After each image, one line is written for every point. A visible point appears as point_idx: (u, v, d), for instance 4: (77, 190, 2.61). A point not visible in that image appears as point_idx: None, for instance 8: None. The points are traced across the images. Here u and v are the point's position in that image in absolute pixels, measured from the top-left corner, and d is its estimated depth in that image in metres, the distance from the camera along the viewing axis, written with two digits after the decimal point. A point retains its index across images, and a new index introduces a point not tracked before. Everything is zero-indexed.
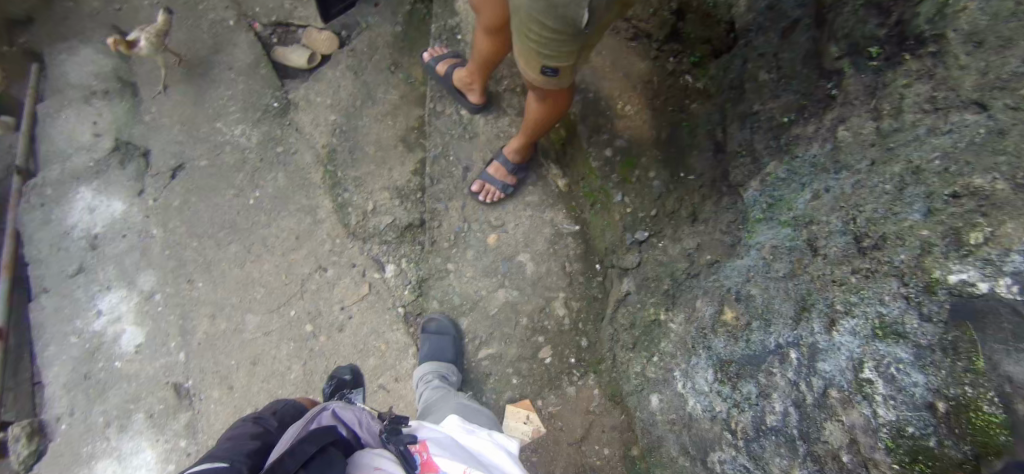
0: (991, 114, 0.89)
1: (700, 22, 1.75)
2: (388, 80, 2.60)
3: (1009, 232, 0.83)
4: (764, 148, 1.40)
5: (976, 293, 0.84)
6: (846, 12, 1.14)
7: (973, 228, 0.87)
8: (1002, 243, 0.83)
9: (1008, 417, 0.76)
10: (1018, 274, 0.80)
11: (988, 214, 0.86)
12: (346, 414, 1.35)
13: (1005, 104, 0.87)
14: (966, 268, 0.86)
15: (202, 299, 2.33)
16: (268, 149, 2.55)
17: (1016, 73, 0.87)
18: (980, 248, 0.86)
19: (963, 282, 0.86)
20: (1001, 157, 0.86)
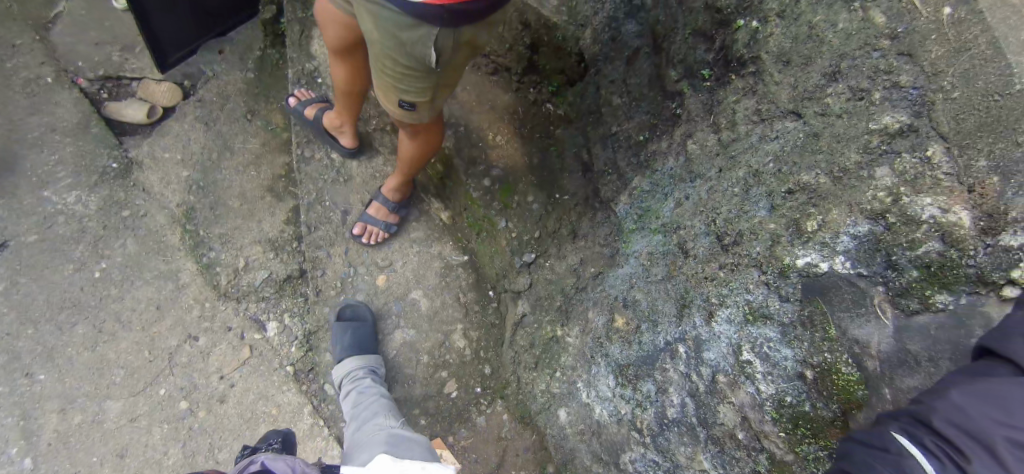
0: (805, 121, 1.07)
1: (553, 54, 1.83)
2: (246, 131, 2.44)
3: (836, 217, 1.02)
4: (627, 165, 1.53)
5: (819, 272, 1.04)
6: (679, 40, 1.29)
7: (808, 218, 1.05)
8: (832, 228, 1.02)
9: (860, 374, 0.99)
10: (849, 252, 1.01)
11: (817, 205, 1.04)
12: (279, 464, 1.24)
13: (816, 111, 1.05)
14: (809, 252, 1.05)
15: (47, 393, 2.02)
16: (111, 213, 2.29)
17: (818, 85, 1.04)
18: (816, 233, 1.04)
19: (808, 264, 1.05)
20: (819, 155, 1.04)
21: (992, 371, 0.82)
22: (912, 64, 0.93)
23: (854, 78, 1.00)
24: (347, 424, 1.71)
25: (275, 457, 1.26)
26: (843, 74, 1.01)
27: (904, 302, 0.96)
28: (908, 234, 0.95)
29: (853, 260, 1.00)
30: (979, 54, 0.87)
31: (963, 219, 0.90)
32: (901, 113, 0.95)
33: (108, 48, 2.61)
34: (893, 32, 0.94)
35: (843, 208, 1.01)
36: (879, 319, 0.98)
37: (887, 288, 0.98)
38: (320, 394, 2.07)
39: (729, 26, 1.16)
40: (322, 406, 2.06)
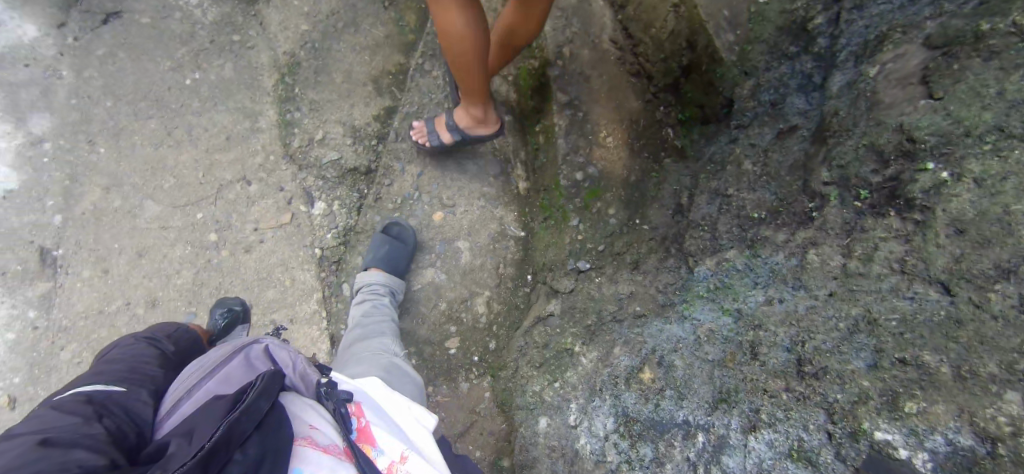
0: (953, 300, 0.99)
1: (700, 86, 1.72)
2: (377, 17, 2.34)
3: (938, 412, 0.94)
4: (726, 231, 1.48)
5: (895, 457, 0.95)
6: (848, 146, 1.21)
7: (910, 398, 0.97)
8: (929, 420, 0.94)
9: None
10: (936, 453, 0.92)
11: (924, 389, 0.97)
12: (279, 352, 1.22)
13: (970, 298, 0.97)
14: (893, 431, 0.97)
15: (101, 168, 2.08)
16: (221, 32, 2.29)
17: (983, 273, 0.97)
18: (910, 417, 0.96)
19: (888, 442, 0.96)
20: (954, 343, 0.96)
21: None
22: None
23: None
24: (351, 329, 1.74)
25: (280, 347, 1.22)
26: (1019, 276, 0.93)
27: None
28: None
29: (937, 464, 0.92)
30: None
31: None
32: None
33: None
34: None
35: (952, 407, 0.93)
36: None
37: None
38: (333, 287, 2.07)
39: (915, 161, 1.10)
40: (330, 300, 2.05)
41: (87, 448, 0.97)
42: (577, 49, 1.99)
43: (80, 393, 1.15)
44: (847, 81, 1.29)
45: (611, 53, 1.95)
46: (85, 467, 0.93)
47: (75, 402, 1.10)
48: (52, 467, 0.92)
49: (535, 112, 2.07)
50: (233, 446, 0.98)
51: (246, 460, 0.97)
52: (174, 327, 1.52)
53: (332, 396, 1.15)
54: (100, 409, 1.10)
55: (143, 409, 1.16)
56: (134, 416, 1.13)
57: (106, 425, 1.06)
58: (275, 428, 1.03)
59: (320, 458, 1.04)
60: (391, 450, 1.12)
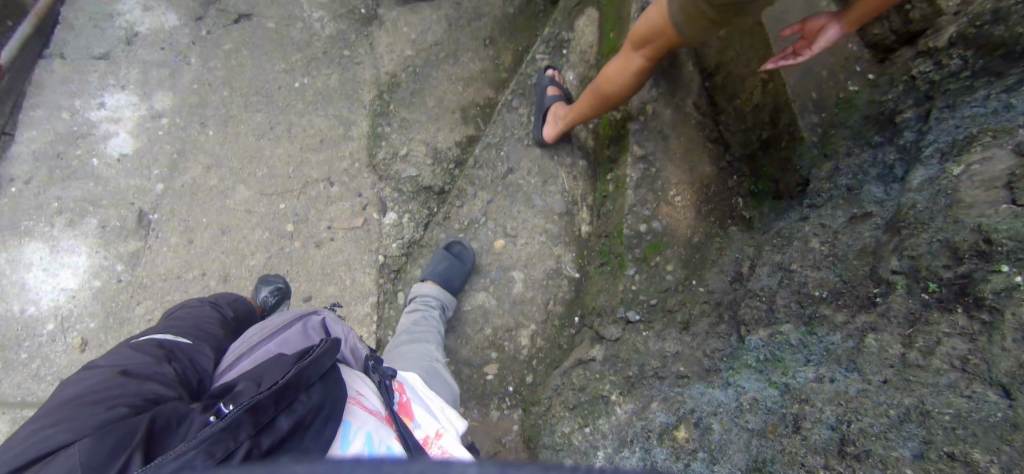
0: (1012, 403, 0.97)
1: (778, 163, 1.76)
2: (477, 52, 2.52)
3: None
4: (783, 305, 1.48)
5: None
6: (921, 239, 1.21)
7: None
8: None
9: None
10: None
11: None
12: (335, 327, 1.33)
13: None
14: None
15: (206, 147, 2.28)
16: (335, 45, 2.50)
17: None
18: None
19: None
20: (1006, 447, 0.94)
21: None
22: None
23: None
24: (399, 335, 1.82)
25: (337, 322, 1.35)
26: None
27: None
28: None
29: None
30: None
31: None
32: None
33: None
34: None
35: None
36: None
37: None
38: (388, 294, 2.15)
39: (988, 261, 1.09)
40: (383, 305, 2.14)
41: (161, 383, 1.12)
42: (660, 108, 2.01)
43: (153, 338, 1.27)
44: (928, 177, 1.29)
45: (693, 117, 1.98)
46: (160, 397, 1.08)
47: (150, 345, 1.23)
48: (129, 392, 1.07)
49: (608, 162, 2.10)
50: (300, 388, 1.06)
51: (310, 402, 1.05)
52: (235, 297, 1.63)
53: (378, 369, 1.25)
54: (169, 353, 1.23)
55: (205, 359, 1.28)
56: (197, 366, 1.25)
57: (175, 367, 1.19)
58: (334, 383, 1.12)
59: (367, 421, 1.12)
60: (427, 427, 1.20)
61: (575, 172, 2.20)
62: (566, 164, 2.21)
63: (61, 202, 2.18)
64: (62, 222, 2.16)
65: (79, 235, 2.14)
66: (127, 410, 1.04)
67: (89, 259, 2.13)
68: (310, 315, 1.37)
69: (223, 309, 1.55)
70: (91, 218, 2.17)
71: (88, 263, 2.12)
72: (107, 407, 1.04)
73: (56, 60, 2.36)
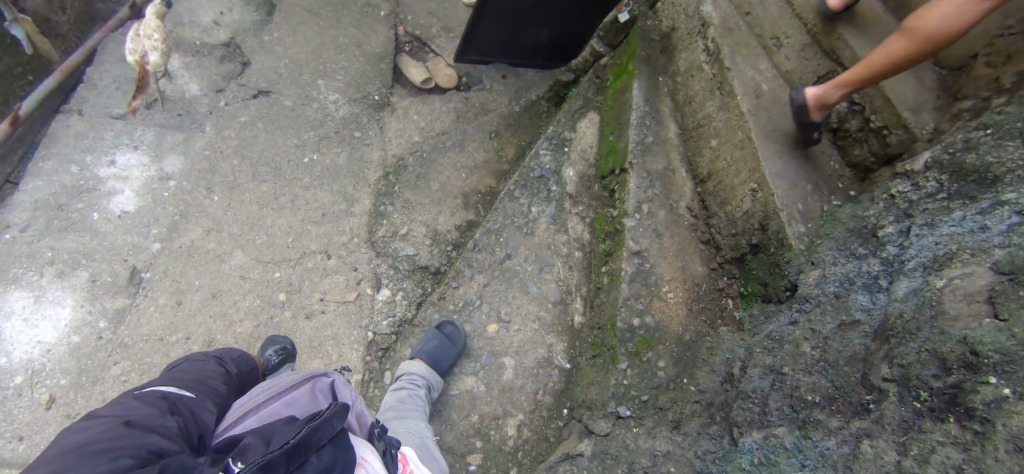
0: None
1: (767, 266, 1.85)
2: (482, 143, 2.65)
3: None
4: (775, 408, 1.48)
5: None
6: (910, 346, 1.27)
7: None
8: None
9: None
10: None
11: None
12: (342, 391, 1.33)
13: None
14: None
15: (209, 211, 2.31)
16: (347, 127, 2.62)
17: None
18: None
19: None
20: None
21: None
22: None
23: None
24: (384, 411, 1.81)
25: (346, 384, 1.33)
26: None
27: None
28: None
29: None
30: None
31: None
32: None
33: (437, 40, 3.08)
34: None
35: None
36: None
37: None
38: (375, 373, 2.09)
39: (977, 373, 1.15)
40: (367, 384, 2.07)
41: (165, 437, 1.11)
42: (655, 208, 2.08)
43: (156, 388, 1.24)
44: (914, 288, 1.39)
45: (687, 218, 2.06)
46: (164, 451, 1.09)
47: (153, 396, 1.20)
48: (132, 446, 1.07)
49: (604, 255, 2.14)
50: (311, 449, 1.10)
51: (319, 464, 1.10)
52: (239, 353, 1.56)
53: (383, 438, 1.32)
54: (173, 407, 1.20)
55: (208, 414, 1.24)
56: (199, 421, 1.21)
57: (178, 420, 1.16)
58: (340, 448, 1.14)
59: None
60: None
61: (571, 263, 2.21)
62: (562, 253, 2.23)
63: (55, 253, 2.17)
64: (51, 274, 2.13)
65: (66, 288, 2.11)
66: (132, 461, 1.05)
67: (72, 313, 2.08)
68: (319, 376, 1.34)
69: (229, 365, 1.47)
70: (81, 272, 2.15)
71: (70, 317, 2.08)
72: (112, 458, 1.04)
73: (74, 115, 2.44)
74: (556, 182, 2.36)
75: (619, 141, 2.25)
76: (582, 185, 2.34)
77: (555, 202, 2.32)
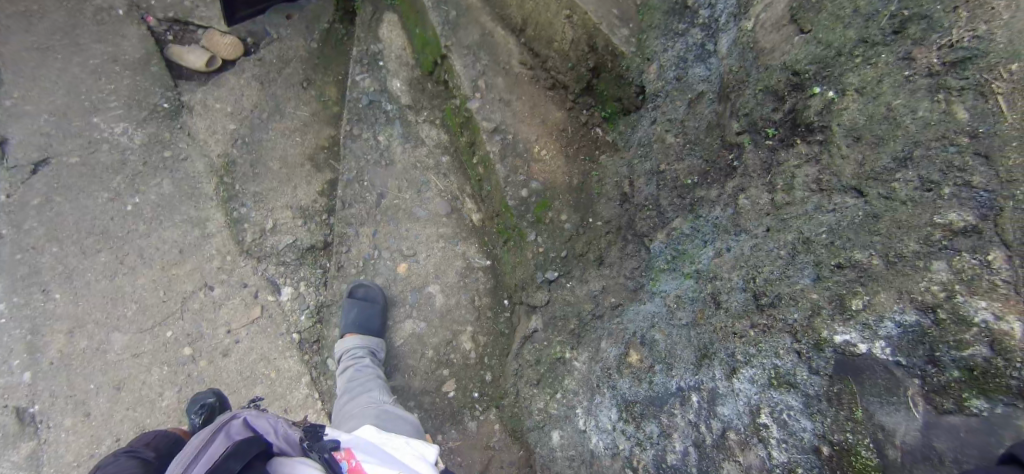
0: (867, 200, 1.11)
1: (614, 82, 1.81)
2: (299, 97, 2.33)
3: (881, 301, 1.05)
4: (669, 204, 1.57)
5: (857, 352, 1.06)
6: (747, 94, 1.33)
7: (854, 296, 1.08)
8: (876, 310, 1.05)
9: (880, 461, 1.01)
10: (890, 338, 1.03)
11: (865, 285, 1.08)
12: (260, 422, 1.26)
13: (880, 193, 1.09)
14: (848, 330, 1.07)
15: (60, 312, 2.03)
16: (152, 151, 2.22)
17: (885, 168, 1.09)
18: (859, 313, 1.07)
19: (847, 342, 1.07)
20: (875, 237, 1.08)
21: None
22: (987, 166, 0.99)
23: (924, 168, 1.05)
24: (340, 397, 1.75)
25: (260, 417, 1.27)
26: (913, 162, 1.06)
27: (938, 399, 0.99)
28: (957, 333, 0.98)
29: (894, 347, 1.03)
30: None
31: (1017, 330, 0.93)
32: (967, 213, 1.00)
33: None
34: (973, 130, 1.01)
35: (892, 292, 1.04)
36: (910, 411, 1.00)
37: (924, 383, 1.00)
38: (320, 367, 2.05)
39: (804, 90, 1.23)
40: (319, 380, 2.03)
41: None
42: (491, 79, 2.00)
43: None
44: (733, 39, 1.42)
45: (524, 75, 1.99)
46: None
47: None
48: None
49: (468, 146, 2.08)
50: None
51: None
52: (153, 436, 1.52)
53: (316, 446, 1.21)
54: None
55: None
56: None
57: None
58: None
59: None
60: None
61: (442, 170, 2.16)
62: (430, 166, 2.17)
63: None
64: None
65: None
66: None
67: None
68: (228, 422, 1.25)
69: (144, 453, 1.43)
70: None
71: None
72: None
73: None
74: (388, 100, 2.22)
75: (426, 30, 2.11)
76: (415, 91, 2.23)
77: (398, 120, 2.21)
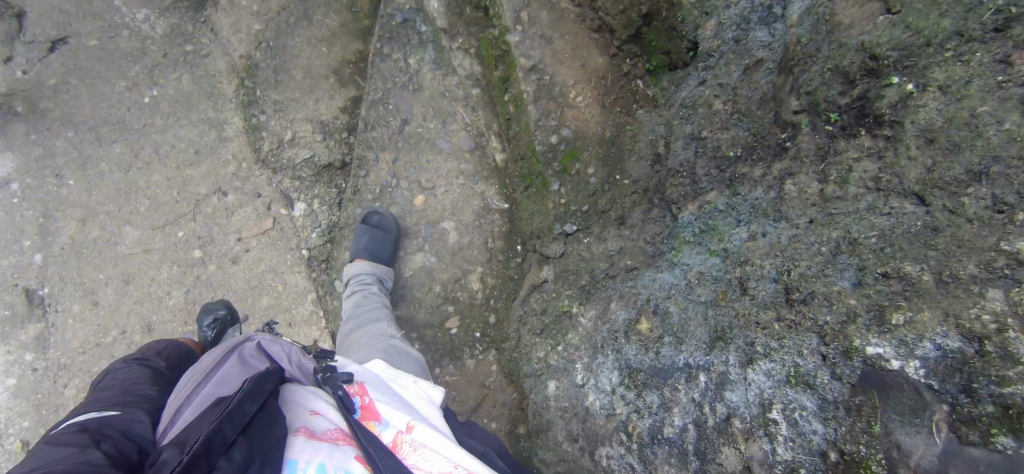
0: (929, 210, 1.06)
1: (665, 33, 1.67)
2: (329, 5, 2.10)
3: (924, 319, 1.01)
4: (704, 174, 1.52)
5: (888, 368, 1.03)
6: (814, 72, 1.24)
7: (896, 310, 1.04)
8: (916, 328, 1.02)
9: None
10: (926, 359, 1.00)
11: (909, 300, 1.04)
12: (274, 348, 1.22)
13: (945, 205, 1.04)
14: (883, 344, 1.04)
15: (73, 200, 2.02)
16: (172, 43, 2.10)
17: (956, 179, 1.04)
18: (897, 328, 1.04)
19: (879, 355, 1.04)
20: (931, 251, 1.03)
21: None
22: None
23: (999, 187, 1.00)
24: (346, 322, 1.75)
25: (273, 342, 1.23)
26: (989, 178, 1.01)
27: (964, 430, 0.96)
28: (1000, 368, 0.94)
29: (929, 369, 1.00)
30: None
31: None
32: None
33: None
34: None
35: (937, 313, 1.00)
36: (931, 436, 0.98)
37: (953, 410, 0.97)
38: (327, 286, 2.05)
39: (879, 78, 1.15)
40: (325, 299, 2.04)
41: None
42: (535, 12, 1.84)
43: (76, 422, 1.13)
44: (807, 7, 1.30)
45: (570, 12, 1.83)
46: None
47: (70, 432, 1.08)
48: None
49: (501, 82, 1.97)
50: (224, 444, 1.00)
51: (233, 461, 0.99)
52: (165, 345, 1.53)
53: (331, 380, 1.17)
54: (98, 435, 1.07)
55: (138, 426, 1.13)
56: (133, 436, 1.10)
57: (106, 448, 1.03)
58: (263, 427, 1.05)
59: (318, 450, 1.03)
60: (396, 421, 1.15)
61: (471, 103, 2.07)
62: (459, 97, 2.08)
63: None
64: None
65: None
66: None
67: None
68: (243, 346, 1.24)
69: (154, 362, 1.43)
70: None
71: None
72: None
73: None
74: (423, 21, 2.10)
75: None
76: (452, 13, 2.05)
77: (431, 43, 2.10)
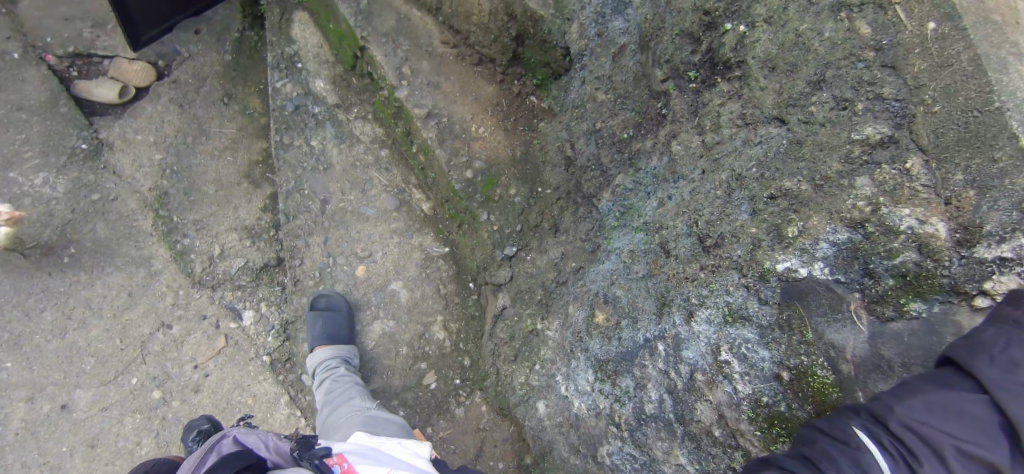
0: (789, 127, 1.20)
1: (538, 47, 1.74)
2: (221, 114, 2.16)
3: (815, 224, 1.15)
4: (610, 162, 1.61)
5: (799, 277, 1.17)
6: (665, 40, 1.40)
7: (790, 224, 1.18)
8: (812, 234, 1.15)
9: (835, 378, 1.13)
10: (827, 259, 1.14)
11: (799, 212, 1.17)
12: (249, 438, 1.23)
13: (800, 119, 1.18)
14: (789, 258, 1.18)
15: (14, 382, 1.88)
16: (78, 195, 2.03)
17: (801, 94, 1.17)
18: (797, 239, 1.17)
19: (789, 269, 1.18)
20: (801, 163, 1.17)
21: (957, 381, 0.93)
22: (895, 75, 1.07)
23: (837, 87, 1.13)
24: (321, 411, 1.72)
25: (248, 433, 1.25)
26: (828, 83, 1.14)
27: (880, 309, 1.10)
28: (887, 243, 1.08)
29: (832, 266, 1.14)
30: (962, 70, 1.01)
31: (940, 231, 1.04)
32: (883, 125, 1.09)
33: (78, 24, 2.14)
34: (877, 45, 1.08)
35: (824, 215, 1.14)
36: (856, 325, 1.12)
37: (864, 295, 1.12)
38: (296, 384, 1.99)
39: (717, 28, 1.30)
40: (298, 397, 1.98)
41: None
42: (416, 64, 1.90)
43: None
44: None
45: (448, 54, 1.90)
46: None
47: None
48: None
49: (405, 136, 2.02)
50: None
51: None
52: (155, 462, 1.48)
53: (308, 453, 1.19)
54: None
55: None
56: None
57: None
58: None
59: None
60: None
61: (383, 165, 2.12)
62: (370, 162, 2.13)
63: None
64: None
65: None
66: None
67: None
68: (219, 443, 1.22)
69: None
70: None
71: None
72: None
73: None
74: (314, 102, 2.16)
75: (340, 24, 2.03)
76: (340, 88, 2.16)
77: (328, 121, 2.15)
